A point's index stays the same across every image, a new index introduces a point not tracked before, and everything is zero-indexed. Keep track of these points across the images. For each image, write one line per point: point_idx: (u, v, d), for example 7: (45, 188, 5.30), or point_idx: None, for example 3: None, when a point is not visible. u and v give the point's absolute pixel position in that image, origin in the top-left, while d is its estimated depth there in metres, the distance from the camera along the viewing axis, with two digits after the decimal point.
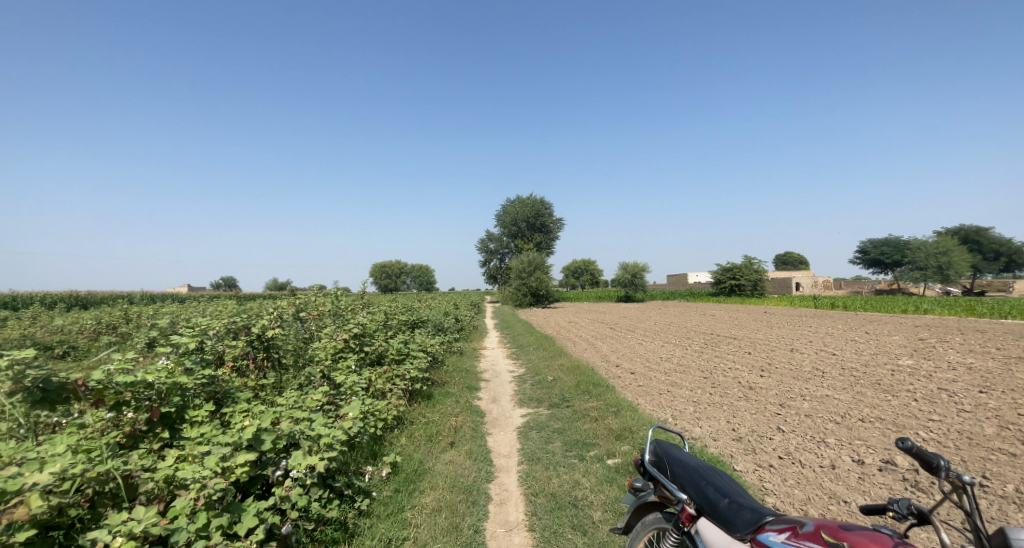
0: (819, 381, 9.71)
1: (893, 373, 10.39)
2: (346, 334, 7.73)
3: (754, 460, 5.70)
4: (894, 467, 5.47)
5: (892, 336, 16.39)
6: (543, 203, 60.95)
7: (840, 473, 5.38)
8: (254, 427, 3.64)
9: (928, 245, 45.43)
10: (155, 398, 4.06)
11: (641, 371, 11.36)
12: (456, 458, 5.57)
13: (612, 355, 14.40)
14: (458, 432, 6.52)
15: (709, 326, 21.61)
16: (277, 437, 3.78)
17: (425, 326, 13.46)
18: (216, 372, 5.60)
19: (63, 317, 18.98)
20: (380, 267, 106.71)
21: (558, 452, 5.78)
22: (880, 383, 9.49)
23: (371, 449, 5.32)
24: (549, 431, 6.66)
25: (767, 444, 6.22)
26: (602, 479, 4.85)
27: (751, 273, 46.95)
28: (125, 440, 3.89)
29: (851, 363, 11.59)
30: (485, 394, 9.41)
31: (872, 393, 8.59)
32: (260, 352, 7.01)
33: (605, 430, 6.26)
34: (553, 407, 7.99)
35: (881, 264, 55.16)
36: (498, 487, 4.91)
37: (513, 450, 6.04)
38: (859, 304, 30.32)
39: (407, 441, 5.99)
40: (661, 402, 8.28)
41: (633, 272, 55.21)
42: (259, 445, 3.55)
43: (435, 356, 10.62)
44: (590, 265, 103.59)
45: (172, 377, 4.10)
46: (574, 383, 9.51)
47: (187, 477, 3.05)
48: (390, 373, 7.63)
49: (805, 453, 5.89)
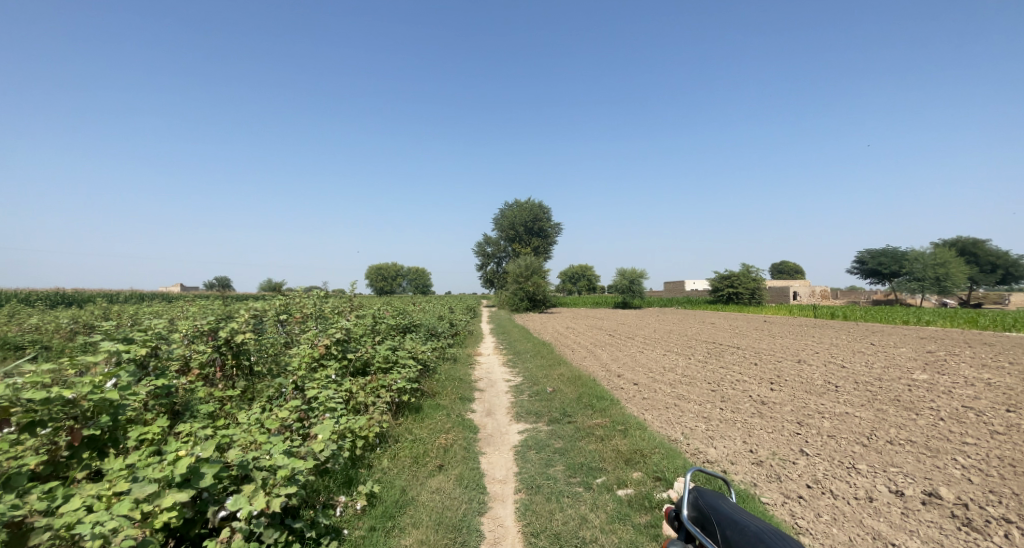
0: (835, 397, 9.07)
1: (910, 389, 9.77)
2: (327, 340, 7.03)
3: (780, 490, 5.07)
4: (939, 500, 4.85)
5: (900, 348, 15.87)
6: (541, 207, 60.38)
7: (879, 507, 4.75)
8: (190, 458, 3.01)
9: (926, 256, 45.30)
10: (78, 418, 3.40)
11: (645, 383, 10.72)
12: (444, 485, 4.88)
13: (612, 363, 13.76)
14: (447, 453, 5.83)
15: (710, 334, 21.04)
16: (222, 471, 3.14)
17: (417, 331, 12.73)
18: (171, 383, 4.99)
19: (43, 314, 18.06)
20: (376, 269, 106.22)
21: (560, 479, 5.10)
22: (900, 399, 8.87)
23: (346, 476, 4.63)
24: (549, 452, 5.99)
25: (791, 470, 5.58)
26: (614, 516, 4.18)
27: (749, 282, 46.59)
28: (40, 469, 3.25)
29: (864, 377, 10.98)
30: (478, 405, 8.75)
31: (894, 411, 7.97)
32: (228, 359, 6.27)
33: (613, 452, 5.60)
34: (553, 422, 7.33)
35: (879, 274, 54.98)
36: (491, 523, 4.25)
37: (509, 475, 5.35)
38: (859, 314, 29.87)
39: (390, 464, 5.29)
40: (669, 418, 7.65)
41: (630, 278, 54.81)
42: (196, 482, 2.92)
43: (427, 363, 9.94)
44: (587, 271, 103.07)
45: (100, 392, 3.44)
46: (575, 395, 8.84)
47: (87, 529, 2.40)
48: (375, 383, 6.94)
49: (836, 482, 5.27)
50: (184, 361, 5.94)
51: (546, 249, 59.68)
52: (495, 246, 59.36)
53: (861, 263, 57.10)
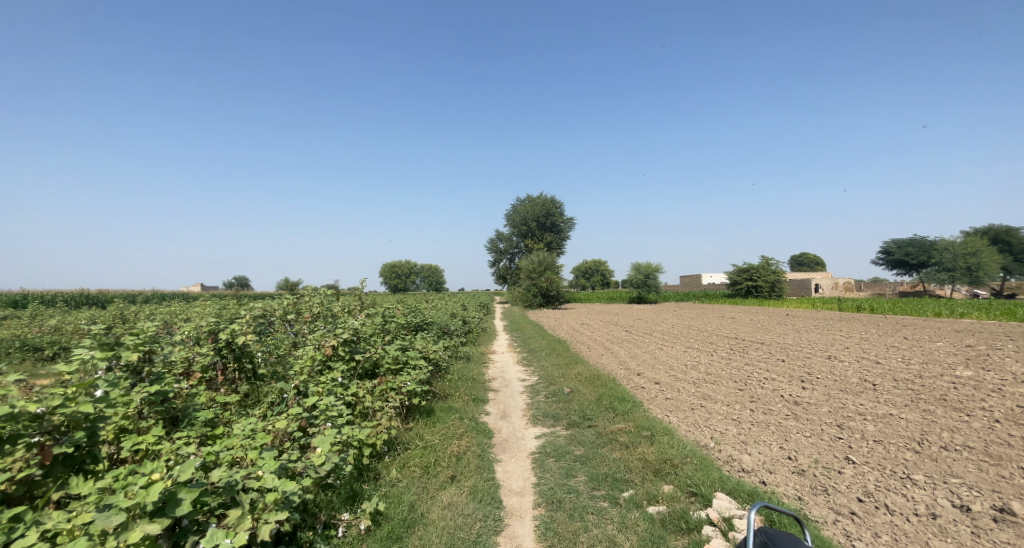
0: (874, 396, 8.44)
1: (956, 387, 9.08)
2: (334, 340, 6.66)
3: (829, 504, 4.56)
4: (1013, 517, 4.30)
5: (936, 341, 15.04)
6: (553, 202, 59.76)
7: (944, 525, 4.22)
8: (164, 484, 2.66)
9: (956, 246, 43.62)
10: (51, 433, 3.08)
11: (667, 382, 10.22)
12: (456, 500, 4.49)
13: (632, 361, 13.26)
14: (460, 462, 5.43)
15: (730, 330, 20.36)
16: (202, 495, 2.81)
17: (429, 329, 12.39)
18: (165, 389, 4.67)
19: (63, 316, 18.18)
20: (390, 267, 107.27)
21: (582, 492, 4.67)
22: (947, 399, 8.20)
23: (351, 490, 4.26)
24: (569, 460, 5.55)
25: (837, 480, 5.06)
26: (646, 538, 3.75)
27: (768, 274, 45.57)
28: (13, 489, 2.97)
29: (904, 374, 10.29)
30: (493, 407, 8.37)
31: (943, 413, 7.35)
32: (230, 362, 5.97)
33: (640, 462, 5.15)
34: (572, 426, 6.89)
35: (906, 265, 53.21)
36: (507, 544, 3.85)
37: (527, 486, 4.94)
38: (888, 307, 28.74)
39: (398, 475, 4.92)
40: (697, 421, 7.16)
41: (646, 272, 53.90)
42: (171, 510, 2.58)
43: (439, 363, 9.56)
44: (601, 266, 101.95)
45: (74, 405, 3.12)
46: (595, 396, 8.36)
47: None
48: (384, 385, 6.58)
49: (890, 494, 4.74)
50: (185, 364, 5.68)
51: (560, 245, 59.05)
52: (507, 243, 59.15)
53: (887, 253, 55.35)
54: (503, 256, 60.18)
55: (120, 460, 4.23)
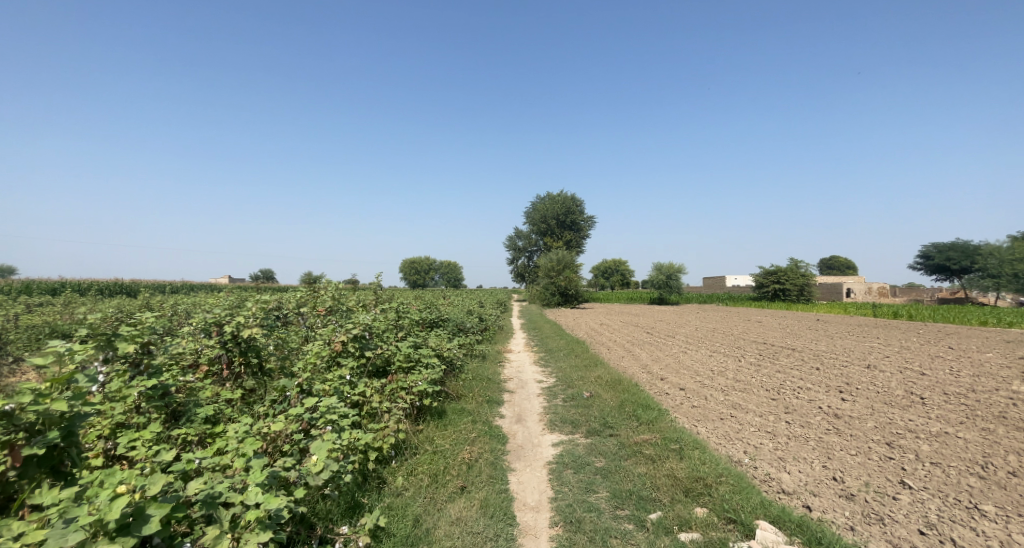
0: (924, 412, 7.72)
1: (1017, 404, 8.26)
2: (344, 336, 6.34)
3: (886, 537, 4.02)
4: None
5: (985, 352, 14.00)
6: (575, 200, 58.94)
7: None
8: (128, 497, 2.36)
9: (1003, 252, 41.28)
10: (25, 433, 2.79)
11: (693, 388, 9.67)
12: (465, 515, 4.13)
13: (655, 364, 12.70)
14: (471, 470, 5.06)
15: (758, 334, 19.55)
16: (175, 511, 2.51)
17: (444, 326, 12.07)
18: (164, 383, 4.41)
19: (92, 304, 18.69)
20: (410, 263, 108.12)
21: (604, 511, 4.24)
22: (1008, 417, 7.42)
23: (351, 501, 3.96)
24: (590, 473, 5.12)
25: (893, 508, 4.49)
26: None
27: (796, 277, 43.98)
28: None
29: (955, 388, 9.47)
30: (508, 410, 7.99)
31: (1007, 433, 6.61)
32: (236, 356, 5.63)
33: (668, 479, 4.70)
34: (592, 435, 6.45)
35: (947, 270, 50.70)
36: None
37: (543, 500, 4.55)
38: (928, 314, 27.23)
39: (404, 483, 4.60)
40: (728, 432, 6.66)
41: (667, 273, 52.74)
42: (136, 528, 2.29)
43: (453, 361, 9.22)
44: (621, 265, 100.59)
45: (47, 403, 2.82)
46: (616, 402, 7.89)
47: None
48: (395, 384, 6.28)
49: (956, 527, 4.17)
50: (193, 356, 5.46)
51: (580, 243, 58.28)
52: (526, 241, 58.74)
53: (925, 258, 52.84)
54: (522, 254, 60.44)
55: (115, 457, 4.00)
